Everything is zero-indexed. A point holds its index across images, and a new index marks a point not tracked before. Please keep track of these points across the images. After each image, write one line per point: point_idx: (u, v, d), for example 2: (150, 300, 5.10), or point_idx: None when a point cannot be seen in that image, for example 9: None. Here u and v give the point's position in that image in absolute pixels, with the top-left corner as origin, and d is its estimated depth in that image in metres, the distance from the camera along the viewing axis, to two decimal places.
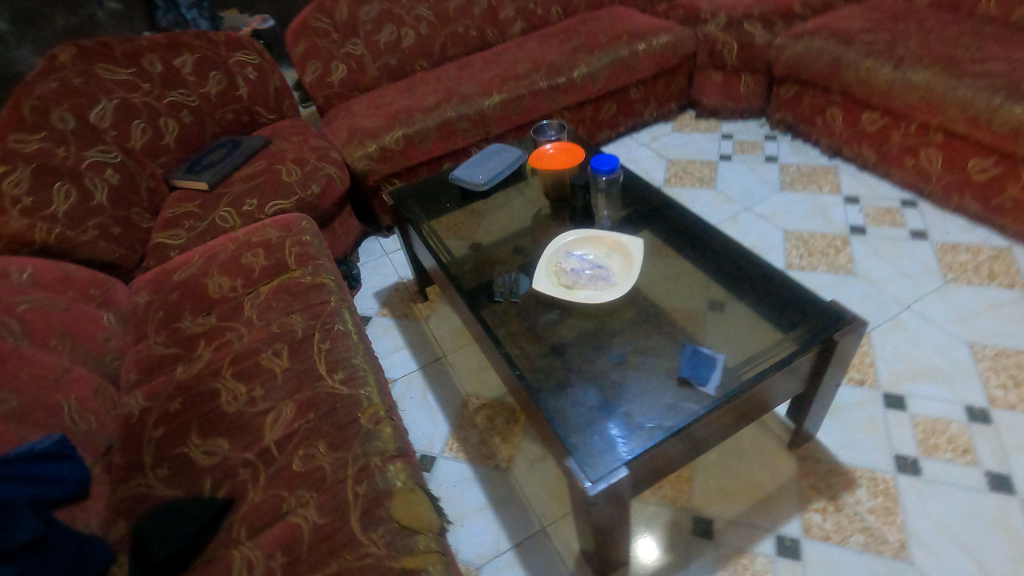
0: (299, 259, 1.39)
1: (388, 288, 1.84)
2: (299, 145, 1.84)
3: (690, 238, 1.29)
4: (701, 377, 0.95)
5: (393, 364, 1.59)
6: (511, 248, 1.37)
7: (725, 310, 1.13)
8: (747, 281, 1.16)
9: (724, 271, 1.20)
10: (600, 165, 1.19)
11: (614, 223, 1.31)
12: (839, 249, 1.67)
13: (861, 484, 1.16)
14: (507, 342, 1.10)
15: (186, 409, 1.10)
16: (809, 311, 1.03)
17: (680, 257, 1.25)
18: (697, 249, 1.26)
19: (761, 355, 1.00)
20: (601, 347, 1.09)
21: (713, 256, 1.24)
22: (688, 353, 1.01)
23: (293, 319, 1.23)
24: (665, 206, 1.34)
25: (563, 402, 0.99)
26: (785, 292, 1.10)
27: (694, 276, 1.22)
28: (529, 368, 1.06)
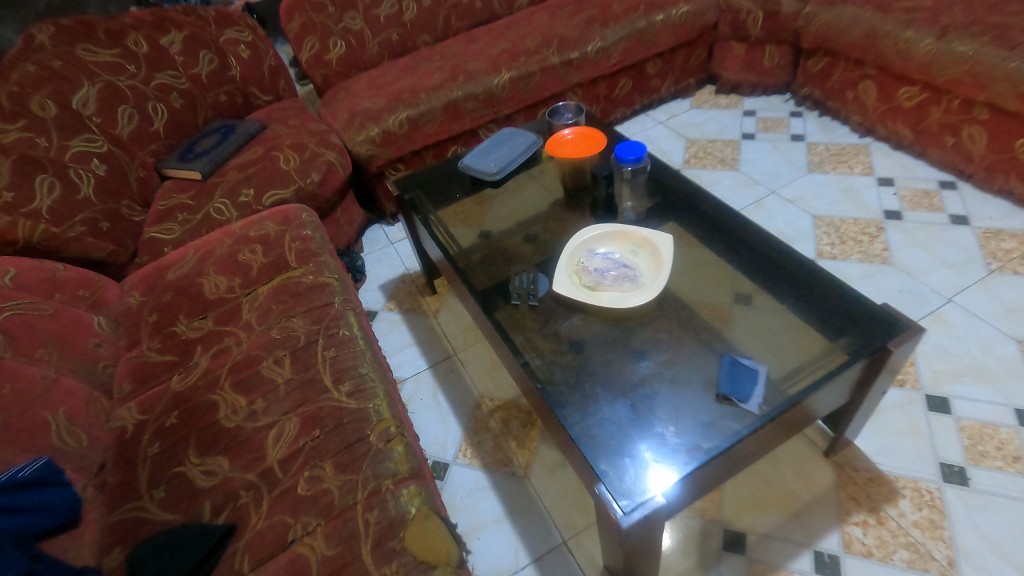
0: (300, 256, 1.30)
1: (394, 280, 1.75)
2: (297, 129, 1.74)
3: (722, 233, 1.19)
4: (742, 394, 0.87)
5: (402, 362, 1.52)
6: (522, 238, 1.28)
7: (762, 313, 1.05)
8: (785, 281, 1.07)
9: (758, 268, 1.11)
10: (627, 155, 1.08)
11: (638, 216, 1.21)
12: (873, 236, 1.57)
13: (904, 496, 1.09)
14: (526, 350, 1.02)
15: (182, 423, 1.03)
16: (857, 317, 0.94)
17: (710, 253, 1.16)
18: (729, 244, 1.17)
19: (805, 367, 0.92)
20: (629, 355, 1.00)
21: (747, 251, 1.14)
22: (726, 364, 0.93)
23: (295, 322, 1.15)
24: (693, 195, 1.24)
25: (589, 419, 0.91)
26: (829, 293, 1.00)
27: (726, 274, 1.13)
28: (551, 379, 0.98)
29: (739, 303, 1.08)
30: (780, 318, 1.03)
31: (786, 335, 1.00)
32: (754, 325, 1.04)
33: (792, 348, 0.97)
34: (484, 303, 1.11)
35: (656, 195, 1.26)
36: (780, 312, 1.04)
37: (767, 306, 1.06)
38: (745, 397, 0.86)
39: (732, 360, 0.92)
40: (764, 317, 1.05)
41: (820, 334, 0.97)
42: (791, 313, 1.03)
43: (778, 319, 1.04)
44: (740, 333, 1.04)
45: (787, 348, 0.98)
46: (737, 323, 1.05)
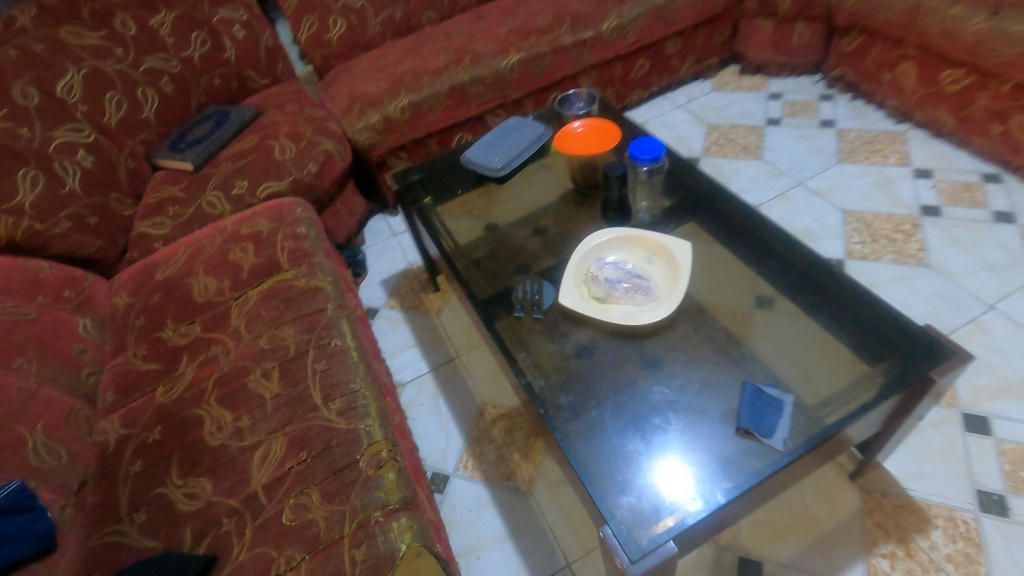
0: (293, 257, 1.23)
1: (396, 276, 1.68)
2: (294, 116, 1.65)
3: (747, 239, 1.08)
4: (765, 427, 0.78)
5: (402, 364, 1.45)
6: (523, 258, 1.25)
7: (787, 330, 0.96)
8: (815, 293, 0.97)
9: (786, 277, 1.01)
10: (643, 154, 0.98)
11: (654, 218, 1.12)
12: (909, 234, 1.45)
13: (937, 526, 1.00)
14: (529, 370, 0.94)
15: (166, 440, 0.98)
16: (896, 342, 0.85)
17: (732, 259, 1.06)
18: (753, 250, 1.07)
19: (835, 398, 0.84)
20: (640, 377, 0.92)
21: (772, 257, 1.04)
22: (747, 391, 0.84)
23: (285, 330, 1.08)
24: (715, 194, 1.14)
25: (595, 451, 0.83)
26: (864, 311, 0.91)
27: (749, 284, 1.03)
28: (555, 403, 0.90)
29: (759, 307, 1.01)
30: (808, 338, 0.94)
31: (815, 359, 0.92)
32: (778, 344, 0.95)
33: (821, 375, 0.89)
34: (484, 314, 1.03)
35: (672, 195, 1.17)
36: (808, 329, 0.95)
37: (793, 323, 0.97)
38: (769, 432, 0.78)
39: (754, 388, 0.84)
40: (790, 335, 0.96)
41: (853, 359, 0.88)
42: (821, 333, 0.94)
43: (805, 338, 0.95)
44: (763, 352, 0.95)
45: (814, 374, 0.90)
46: (759, 341, 0.96)
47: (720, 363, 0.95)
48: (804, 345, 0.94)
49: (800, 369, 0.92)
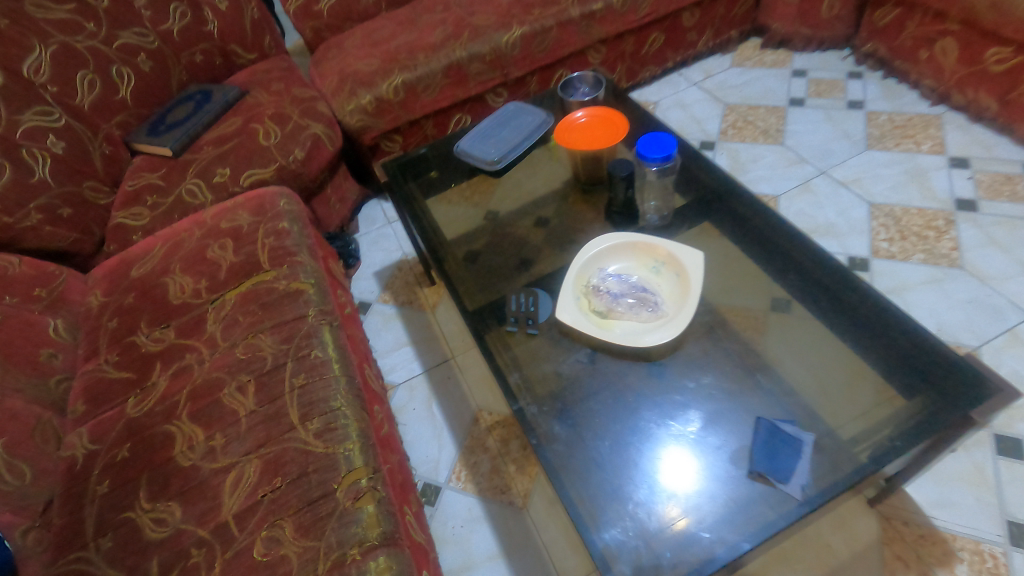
0: (273, 256, 1.15)
1: (390, 267, 1.60)
2: (280, 96, 1.54)
3: (769, 247, 0.98)
4: (781, 471, 0.71)
5: (395, 364, 1.38)
6: (518, 260, 1.18)
7: (810, 356, 0.87)
8: (842, 313, 0.88)
9: (805, 287, 0.91)
10: (653, 153, 0.88)
11: (663, 219, 1.01)
12: (941, 231, 1.34)
13: (962, 560, 0.93)
14: (522, 394, 0.87)
15: (135, 458, 0.92)
16: (932, 373, 0.76)
17: (752, 272, 0.96)
18: (768, 255, 0.96)
19: (861, 434, 0.76)
20: (642, 405, 0.84)
21: (789, 266, 0.94)
22: (761, 429, 0.76)
23: (262, 339, 1.01)
24: (729, 192, 1.03)
25: (591, 492, 0.77)
26: (894, 332, 0.81)
27: (771, 302, 0.93)
28: (548, 433, 0.83)
29: (775, 310, 0.93)
30: (830, 359, 0.87)
31: (836, 380, 0.85)
32: (801, 373, 0.87)
33: (844, 402, 0.82)
34: (472, 326, 0.95)
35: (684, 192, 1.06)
36: (829, 348, 0.87)
37: (818, 348, 0.88)
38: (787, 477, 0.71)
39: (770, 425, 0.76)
40: (810, 352, 0.89)
41: (880, 387, 0.80)
42: (844, 352, 0.86)
43: (826, 358, 0.87)
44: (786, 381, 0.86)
45: (837, 402, 0.82)
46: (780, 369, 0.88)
47: (733, 381, 0.87)
48: (824, 367, 0.87)
49: (821, 393, 0.85)
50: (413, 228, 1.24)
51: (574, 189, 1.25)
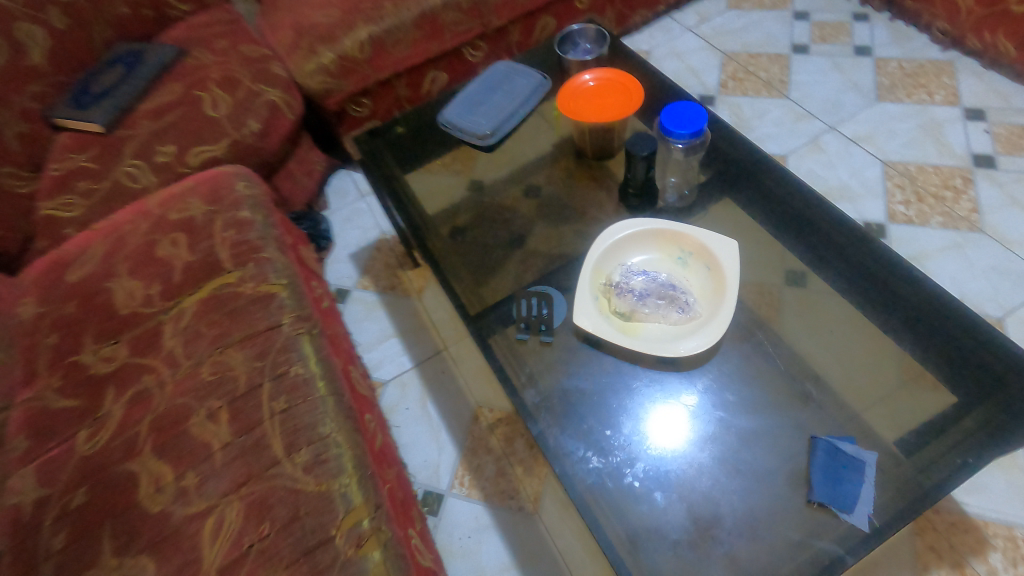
0: (236, 253, 0.99)
1: (367, 248, 1.45)
2: (226, 55, 1.33)
3: (803, 226, 0.88)
4: (847, 500, 0.64)
5: (382, 359, 1.26)
6: (511, 239, 1.11)
7: (852, 354, 0.81)
8: (890, 303, 0.80)
9: (832, 265, 0.85)
10: (679, 128, 0.75)
11: (682, 198, 0.90)
12: (959, 190, 1.26)
13: (995, 548, 0.90)
14: (540, 414, 0.77)
15: (94, 505, 0.79)
16: (993, 369, 0.70)
17: (787, 257, 0.87)
18: (803, 236, 0.88)
19: (892, 428, 0.74)
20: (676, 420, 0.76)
21: (824, 244, 0.86)
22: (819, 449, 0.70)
23: (231, 355, 0.87)
24: (755, 161, 0.92)
25: (631, 534, 0.69)
26: (943, 320, 0.76)
27: (809, 294, 0.85)
28: (576, 459, 0.73)
29: (791, 284, 0.86)
30: (851, 338, 0.82)
31: (870, 368, 0.79)
32: (845, 373, 0.80)
33: (867, 384, 0.78)
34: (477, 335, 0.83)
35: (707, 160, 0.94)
36: (845, 319, 0.83)
37: (862, 346, 0.81)
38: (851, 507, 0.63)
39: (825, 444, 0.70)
40: (823, 331, 0.84)
41: (904, 365, 0.77)
42: (869, 331, 0.81)
43: (853, 338, 0.82)
44: (833, 386, 0.80)
45: (865, 383, 0.79)
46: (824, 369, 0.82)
47: (766, 381, 0.80)
48: (846, 348, 0.82)
49: (848, 376, 0.80)
50: (400, 217, 1.10)
51: (581, 170, 1.14)
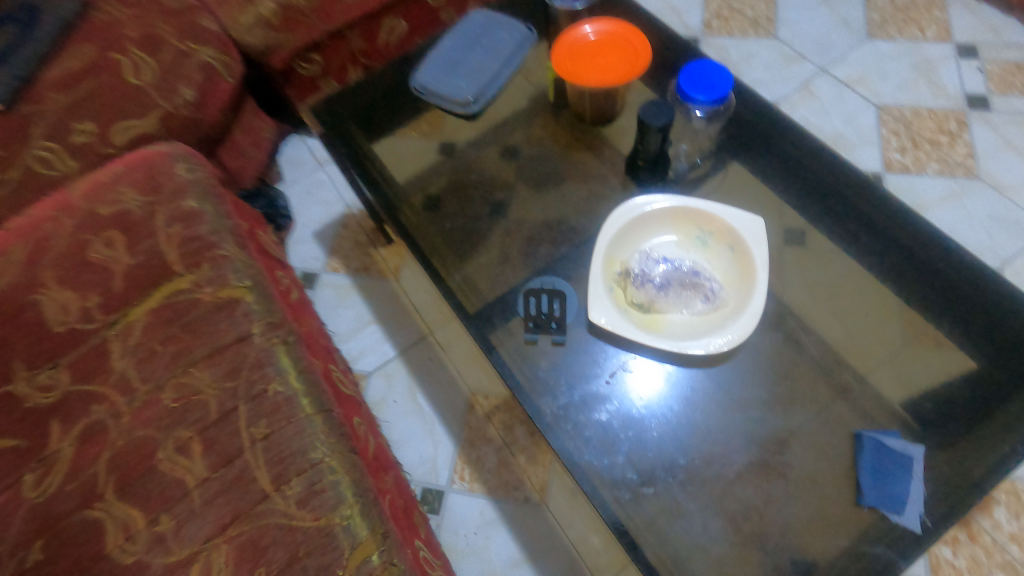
0: (187, 252, 0.86)
1: (332, 226, 1.32)
2: (140, 7, 1.10)
3: (827, 197, 0.92)
4: (898, 498, 0.71)
5: (362, 349, 1.16)
6: (491, 210, 1.00)
7: (863, 324, 0.88)
8: (913, 270, 0.86)
9: (851, 232, 0.90)
10: (700, 93, 0.66)
11: (693, 166, 0.95)
12: (954, 134, 1.22)
13: (999, 502, 0.92)
14: (564, 430, 0.79)
15: (52, 565, 0.68)
16: (1006, 330, 0.79)
17: (810, 230, 0.91)
18: (824, 205, 0.92)
19: (900, 388, 0.83)
20: (701, 426, 0.82)
21: (849, 213, 0.90)
22: (865, 449, 0.77)
23: (196, 376, 0.77)
24: (779, 127, 0.93)
25: (669, 548, 0.74)
26: (960, 287, 0.83)
27: (829, 262, 0.90)
28: (611, 479, 0.77)
29: (791, 243, 0.91)
30: (856, 302, 0.89)
31: (880, 335, 0.86)
32: (859, 342, 0.87)
33: (869, 344, 0.87)
34: (489, 344, 0.80)
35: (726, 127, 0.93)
36: (853, 283, 0.89)
37: (873, 316, 0.87)
38: (901, 505, 0.70)
39: (873, 440, 0.77)
40: (832, 298, 0.89)
41: (907, 324, 0.85)
42: (875, 292, 0.88)
43: (863, 308, 0.88)
44: (848, 357, 0.87)
45: (868, 347, 0.87)
46: (840, 344, 0.87)
47: (787, 369, 0.86)
48: (852, 314, 0.88)
49: (861, 346, 0.87)
50: (372, 198, 0.96)
51: (576, 137, 1.02)
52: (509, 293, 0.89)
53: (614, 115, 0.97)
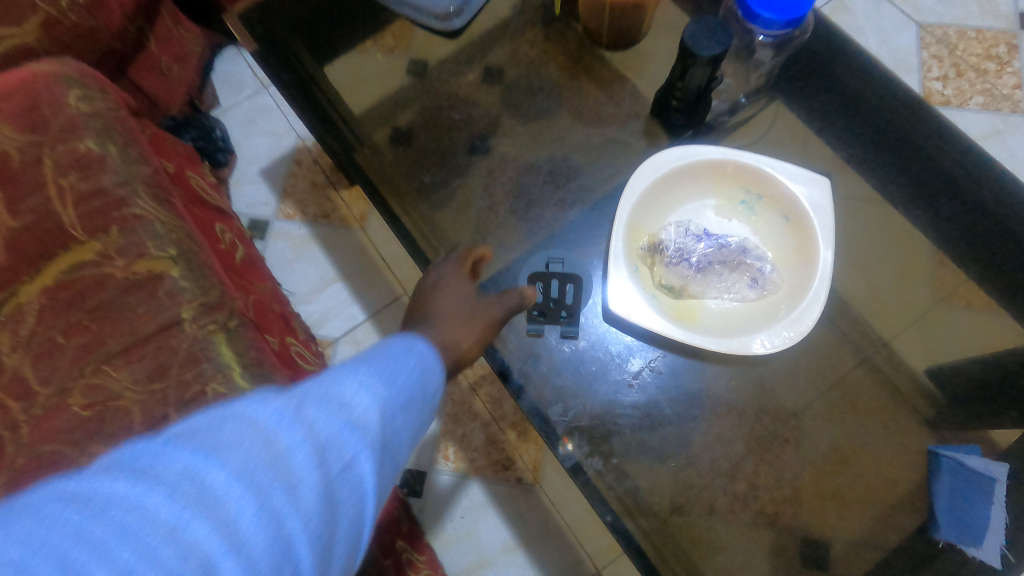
0: (88, 212, 0.66)
1: (283, 162, 1.11)
2: None
3: (882, 130, 0.73)
4: (974, 535, 0.59)
5: (325, 312, 1.01)
6: (470, 148, 0.81)
7: (897, 284, 0.74)
8: (980, 226, 0.70)
9: (912, 185, 0.73)
10: (769, 11, 0.51)
11: (737, 107, 0.78)
12: (1003, 61, 1.07)
13: None
14: (574, 439, 0.66)
15: None
16: None
17: (846, 171, 0.75)
18: (873, 139, 0.74)
19: (924, 356, 0.72)
20: (720, 419, 0.71)
21: (910, 150, 0.72)
22: (943, 471, 0.65)
23: (111, 377, 0.61)
24: (843, 55, 0.73)
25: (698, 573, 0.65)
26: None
27: (873, 216, 0.74)
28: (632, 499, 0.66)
29: None
30: (884, 254, 0.74)
31: (907, 296, 0.74)
32: (895, 307, 0.74)
33: (898, 304, 0.74)
34: None
35: (788, 57, 0.75)
36: (890, 236, 0.74)
37: (908, 276, 0.74)
38: (977, 531, 0.59)
39: (952, 462, 0.65)
40: (865, 253, 0.75)
41: (938, 280, 0.72)
42: (907, 243, 0.74)
43: (892, 264, 0.74)
44: (880, 329, 0.74)
45: (890, 306, 0.74)
46: (879, 315, 0.74)
47: (826, 352, 0.73)
48: (886, 271, 0.74)
49: (890, 309, 0.74)
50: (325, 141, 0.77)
51: (585, 66, 0.83)
52: (505, 271, 0.74)
53: (635, 37, 0.78)
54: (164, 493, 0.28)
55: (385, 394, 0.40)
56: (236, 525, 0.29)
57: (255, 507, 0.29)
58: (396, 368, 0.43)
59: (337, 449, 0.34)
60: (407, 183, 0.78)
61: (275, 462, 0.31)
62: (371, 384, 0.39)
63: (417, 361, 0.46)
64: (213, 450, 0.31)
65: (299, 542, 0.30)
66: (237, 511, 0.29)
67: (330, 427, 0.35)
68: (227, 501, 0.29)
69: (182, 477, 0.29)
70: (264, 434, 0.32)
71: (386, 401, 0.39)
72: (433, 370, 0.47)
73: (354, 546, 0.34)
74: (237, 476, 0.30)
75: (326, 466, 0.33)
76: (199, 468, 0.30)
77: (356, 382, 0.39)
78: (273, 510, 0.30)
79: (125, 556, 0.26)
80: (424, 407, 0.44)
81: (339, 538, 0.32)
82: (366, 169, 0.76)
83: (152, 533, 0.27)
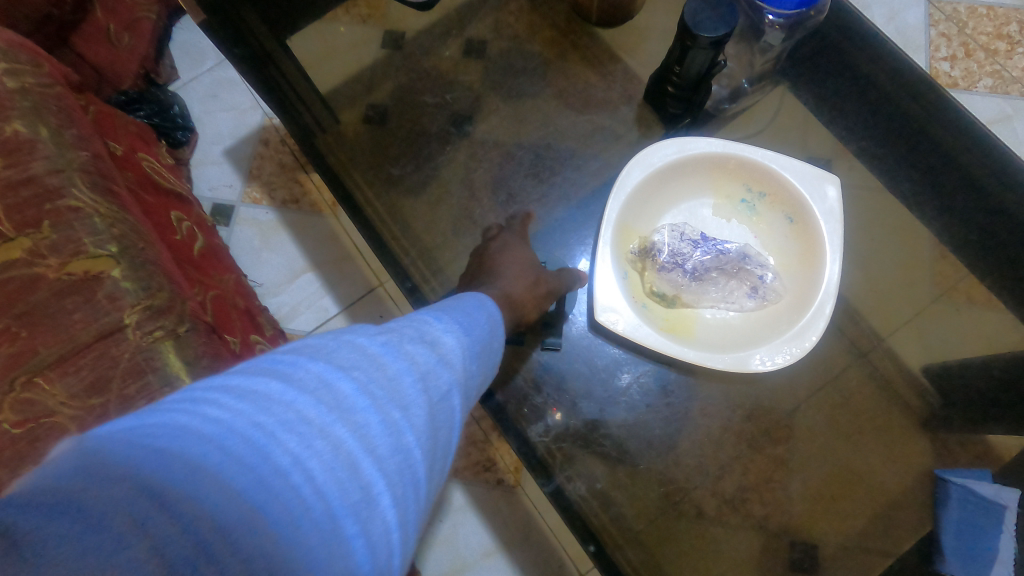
0: (14, 204, 0.58)
1: (250, 141, 1.03)
2: None
3: (889, 112, 0.66)
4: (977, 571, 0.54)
5: (295, 305, 0.96)
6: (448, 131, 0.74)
7: (897, 283, 0.69)
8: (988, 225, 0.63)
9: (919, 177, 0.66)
10: None
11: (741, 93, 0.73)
12: (1013, 41, 1.02)
13: None
14: (553, 456, 0.62)
15: None
16: None
17: (846, 155, 0.69)
18: (880, 126, 0.67)
19: (919, 353, 0.67)
20: (707, 427, 0.67)
21: (920, 136, 0.65)
22: (953, 501, 0.59)
23: (44, 391, 0.54)
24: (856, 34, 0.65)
25: None
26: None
27: (879, 212, 0.69)
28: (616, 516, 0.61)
29: None
30: (882, 248, 0.69)
31: (905, 294, 0.69)
32: (893, 304, 0.69)
33: (897, 300, 0.69)
34: None
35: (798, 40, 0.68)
36: (892, 229, 0.68)
37: (910, 275, 0.68)
38: (985, 564, 0.54)
39: (960, 488, 0.59)
40: (867, 250, 0.70)
41: (939, 274, 0.66)
42: (910, 234, 0.68)
43: (894, 263, 0.69)
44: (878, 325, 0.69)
45: (890, 305, 0.70)
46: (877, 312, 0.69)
47: (825, 356, 0.69)
48: (887, 271, 0.69)
49: (886, 308, 0.69)
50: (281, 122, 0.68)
51: (573, 43, 0.77)
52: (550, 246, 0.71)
53: (629, 12, 0.71)
54: (309, 395, 0.25)
55: (463, 340, 0.37)
56: (370, 434, 0.26)
57: (379, 423, 0.27)
58: (471, 317, 0.41)
59: (435, 381, 0.31)
60: (375, 172, 0.71)
61: (391, 386, 0.28)
62: (450, 328, 0.37)
63: (490, 314, 0.44)
64: (335, 364, 0.27)
65: (417, 459, 0.28)
66: (371, 421, 0.26)
67: (431, 359, 0.32)
68: (359, 412, 0.26)
69: (317, 385, 0.26)
70: (376, 358, 0.29)
71: (466, 345, 0.37)
72: (501, 328, 0.44)
73: (442, 469, 0.33)
74: (364, 391, 0.27)
75: (428, 393, 0.30)
76: (334, 376, 0.27)
77: (439, 327, 0.36)
78: (395, 428, 0.27)
79: (288, 448, 0.23)
80: (491, 359, 0.41)
81: (436, 461, 0.31)
82: (330, 156, 0.69)
83: (307, 431, 0.24)
